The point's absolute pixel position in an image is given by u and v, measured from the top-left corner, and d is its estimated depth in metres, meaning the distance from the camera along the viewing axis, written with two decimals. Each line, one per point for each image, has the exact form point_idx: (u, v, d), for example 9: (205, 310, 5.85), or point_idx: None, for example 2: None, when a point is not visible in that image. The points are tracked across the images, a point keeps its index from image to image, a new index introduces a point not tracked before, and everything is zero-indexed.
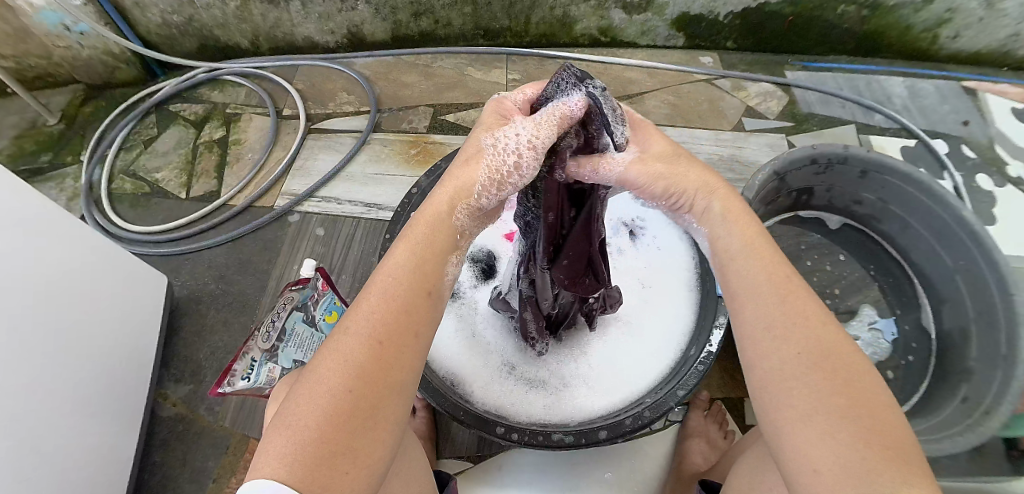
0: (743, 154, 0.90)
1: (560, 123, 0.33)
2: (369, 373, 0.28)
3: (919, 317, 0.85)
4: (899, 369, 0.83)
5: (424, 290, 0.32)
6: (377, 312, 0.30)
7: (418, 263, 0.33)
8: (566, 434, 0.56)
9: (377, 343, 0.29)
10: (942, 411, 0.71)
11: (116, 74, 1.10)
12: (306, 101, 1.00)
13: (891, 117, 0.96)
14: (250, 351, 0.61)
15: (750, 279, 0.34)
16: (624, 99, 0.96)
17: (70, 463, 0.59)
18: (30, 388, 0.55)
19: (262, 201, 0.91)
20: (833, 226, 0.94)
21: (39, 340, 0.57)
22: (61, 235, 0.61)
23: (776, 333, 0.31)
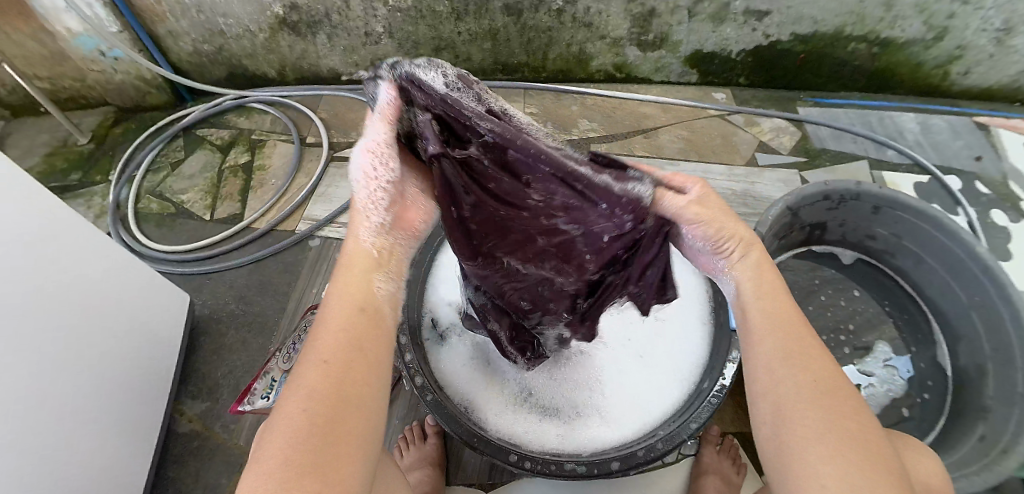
0: (756, 189, 0.91)
1: (388, 117, 0.35)
2: (325, 391, 0.28)
3: (936, 355, 0.84)
4: (915, 406, 0.81)
5: (359, 309, 0.33)
6: (323, 338, 0.31)
7: (354, 291, 0.34)
8: (578, 464, 0.57)
9: (326, 362, 0.29)
10: (958, 449, 0.69)
11: (147, 99, 1.15)
12: (330, 130, 1.03)
13: (903, 152, 0.97)
14: (271, 371, 0.69)
15: (760, 311, 0.37)
16: (639, 134, 0.98)
17: (80, 465, 0.60)
18: (43, 392, 0.56)
19: (283, 225, 0.93)
20: (846, 261, 0.94)
21: (51, 340, 0.58)
22: (71, 250, 0.61)
23: (768, 361, 0.34)
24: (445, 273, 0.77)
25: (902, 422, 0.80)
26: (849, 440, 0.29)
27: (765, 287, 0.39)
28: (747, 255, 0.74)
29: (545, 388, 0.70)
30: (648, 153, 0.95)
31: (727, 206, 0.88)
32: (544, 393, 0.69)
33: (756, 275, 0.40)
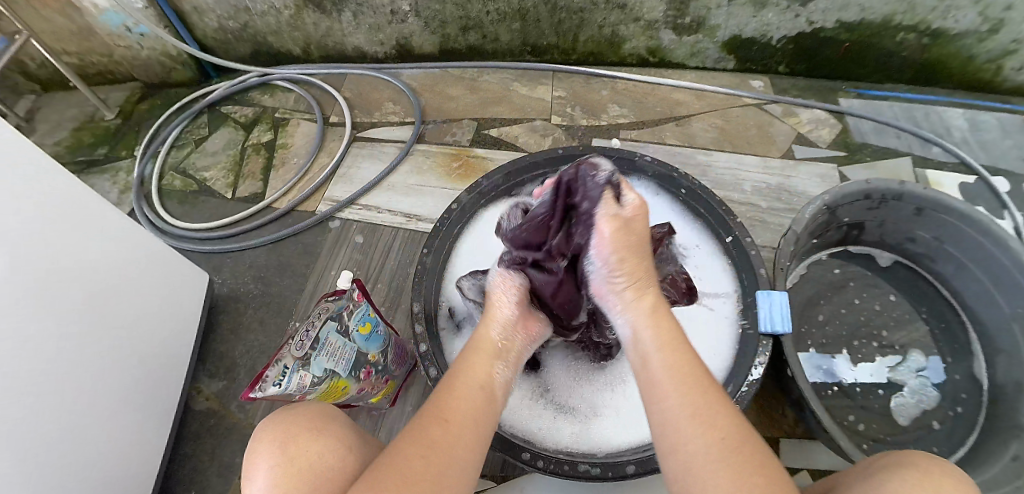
0: (792, 184, 0.87)
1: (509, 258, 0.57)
2: (439, 446, 0.36)
3: (971, 366, 0.78)
4: (947, 419, 0.74)
5: (480, 388, 0.42)
6: (445, 399, 0.40)
7: (472, 366, 0.44)
8: (592, 465, 0.56)
9: (441, 420, 0.38)
10: (988, 469, 0.65)
11: (173, 75, 1.15)
12: (353, 109, 1.02)
13: (949, 150, 0.92)
14: (284, 357, 0.53)
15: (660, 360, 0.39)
16: (671, 121, 0.94)
17: (98, 443, 0.61)
18: (66, 373, 0.57)
19: (304, 205, 0.93)
20: (884, 264, 0.87)
21: (74, 323, 0.58)
22: (79, 228, 0.59)
23: (673, 419, 0.35)
24: (463, 260, 0.71)
25: (932, 435, 0.73)
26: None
27: (670, 340, 0.41)
28: (781, 253, 0.66)
29: (561, 386, 0.67)
30: (679, 142, 0.92)
31: (760, 201, 0.85)
32: (560, 391, 0.66)
33: (654, 321, 0.43)
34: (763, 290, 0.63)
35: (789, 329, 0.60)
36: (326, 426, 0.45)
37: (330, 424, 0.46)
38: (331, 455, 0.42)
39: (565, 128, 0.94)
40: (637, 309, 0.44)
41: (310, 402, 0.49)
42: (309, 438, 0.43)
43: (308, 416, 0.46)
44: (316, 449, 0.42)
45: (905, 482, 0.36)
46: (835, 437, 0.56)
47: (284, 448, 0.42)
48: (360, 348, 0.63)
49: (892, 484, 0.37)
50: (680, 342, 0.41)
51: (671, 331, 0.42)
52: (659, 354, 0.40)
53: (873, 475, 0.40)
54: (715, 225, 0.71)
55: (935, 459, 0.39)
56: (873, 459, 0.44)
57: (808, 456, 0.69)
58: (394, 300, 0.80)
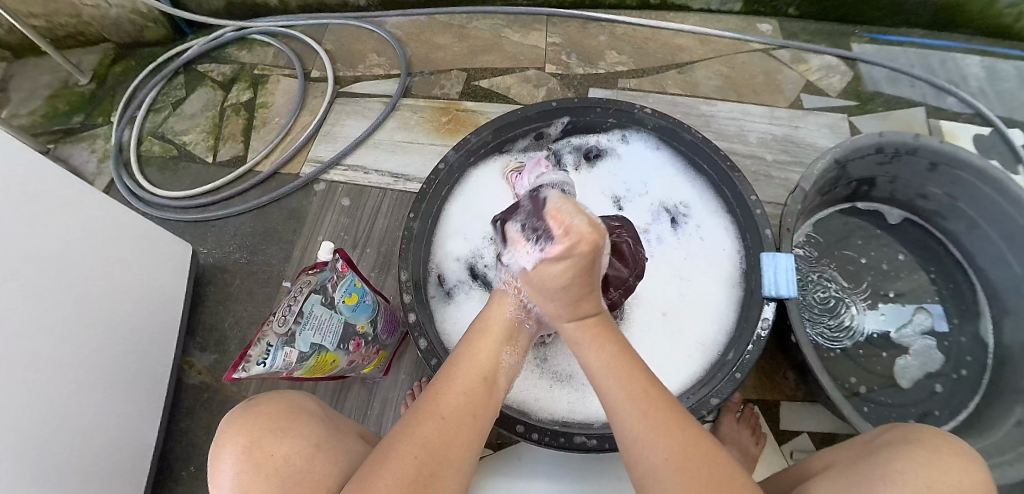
0: (799, 134, 0.82)
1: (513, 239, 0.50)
2: (435, 447, 0.34)
3: (978, 329, 0.75)
4: (949, 382, 0.73)
5: (481, 377, 0.40)
6: (444, 393, 0.37)
7: (476, 352, 0.41)
8: (589, 437, 0.52)
9: (442, 418, 0.35)
10: (991, 432, 0.64)
11: (146, 33, 1.08)
12: (335, 63, 0.96)
13: (966, 100, 0.87)
14: (265, 336, 0.51)
15: (615, 376, 0.38)
16: (673, 69, 0.89)
17: (89, 422, 0.60)
18: (53, 353, 0.55)
19: (288, 168, 0.88)
20: (893, 222, 0.83)
21: (58, 302, 0.56)
22: (54, 198, 0.56)
23: (641, 437, 0.35)
24: (452, 225, 0.68)
25: (934, 399, 0.72)
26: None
27: (609, 360, 0.40)
28: (788, 213, 0.60)
29: (560, 352, 0.63)
30: (681, 91, 0.87)
31: (766, 154, 0.81)
32: (558, 356, 0.62)
33: (599, 350, 0.41)
34: (766, 252, 0.58)
35: (794, 292, 0.55)
36: (292, 423, 0.39)
37: (297, 420, 0.40)
38: (300, 455, 0.37)
39: (560, 77, 0.89)
40: (577, 331, 0.42)
41: (275, 396, 0.42)
42: (272, 440, 0.37)
43: (271, 412, 0.40)
44: (284, 449, 0.37)
45: (918, 461, 0.34)
46: (840, 405, 0.54)
47: (248, 453, 0.37)
48: (347, 319, 0.59)
49: (900, 463, 0.35)
50: (625, 354, 0.40)
51: (612, 347, 0.41)
52: (601, 380, 0.39)
53: (880, 449, 0.38)
54: (719, 180, 0.65)
55: (950, 440, 0.37)
56: (877, 433, 0.42)
57: (810, 419, 0.68)
58: (384, 265, 0.77)
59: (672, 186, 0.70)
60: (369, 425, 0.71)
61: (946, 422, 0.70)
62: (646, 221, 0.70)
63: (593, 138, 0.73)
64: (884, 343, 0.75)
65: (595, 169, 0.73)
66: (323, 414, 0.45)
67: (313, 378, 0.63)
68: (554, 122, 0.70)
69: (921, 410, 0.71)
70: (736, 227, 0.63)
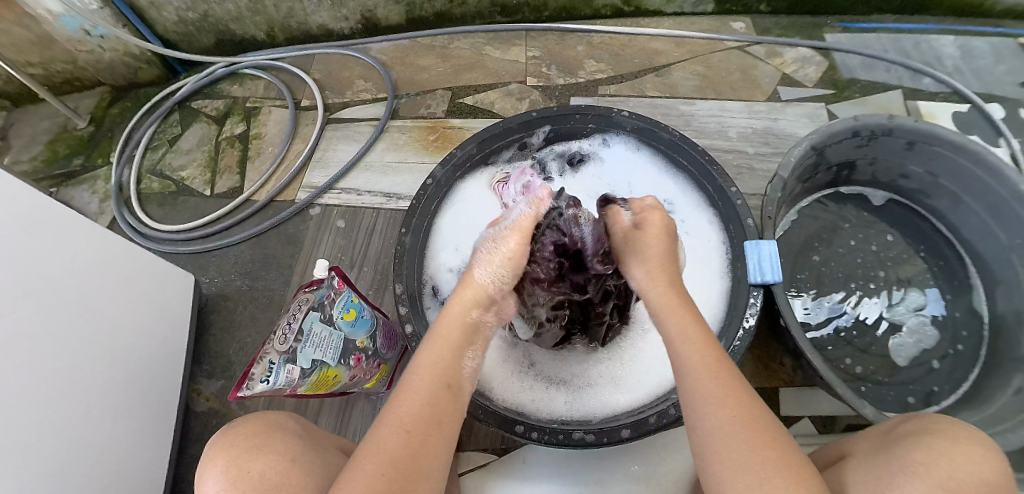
0: (778, 126, 0.85)
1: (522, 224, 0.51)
2: (401, 459, 0.35)
3: (972, 301, 0.76)
4: (947, 358, 0.73)
5: (444, 383, 0.41)
6: (405, 404, 0.38)
7: (438, 359, 0.42)
8: (587, 432, 0.53)
9: (406, 431, 0.36)
10: (992, 403, 0.65)
11: (140, 74, 1.11)
12: (324, 91, 0.99)
13: (941, 80, 0.88)
14: (267, 354, 0.56)
15: (688, 341, 0.41)
16: (651, 72, 0.91)
17: (103, 456, 0.61)
18: (64, 388, 0.57)
19: (283, 195, 0.91)
20: (878, 203, 0.84)
21: (71, 339, 0.58)
22: (62, 239, 0.58)
23: (712, 401, 0.37)
24: (443, 237, 0.69)
25: (933, 375, 0.72)
26: (766, 465, 0.32)
27: (692, 328, 0.43)
28: (767, 201, 0.62)
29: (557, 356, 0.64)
30: (660, 93, 0.89)
31: (747, 147, 0.83)
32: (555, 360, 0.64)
33: (675, 315, 0.44)
34: (750, 241, 0.60)
35: (779, 278, 0.56)
36: (271, 440, 0.42)
37: (277, 437, 0.42)
38: (276, 470, 0.39)
39: (542, 88, 0.91)
40: (659, 299, 0.46)
41: (256, 417, 0.45)
42: (250, 457, 0.40)
43: (249, 432, 0.42)
44: (261, 465, 0.39)
45: (932, 451, 0.36)
46: (837, 387, 0.54)
47: (227, 473, 0.39)
48: (347, 335, 0.61)
49: (918, 455, 0.36)
50: (702, 329, 0.43)
51: (690, 318, 0.44)
52: (681, 345, 0.42)
53: (901, 439, 0.39)
54: (699, 174, 0.67)
55: (963, 427, 0.38)
56: (895, 424, 0.43)
57: (810, 404, 0.69)
58: (382, 282, 0.79)
59: (656, 184, 0.72)
60: None
61: (947, 397, 0.70)
62: None
63: (576, 144, 0.75)
64: (878, 323, 0.76)
65: (579, 174, 0.76)
66: (307, 434, 0.47)
67: (319, 394, 0.64)
68: (536, 132, 0.73)
69: (923, 389, 0.71)
70: (719, 219, 0.65)
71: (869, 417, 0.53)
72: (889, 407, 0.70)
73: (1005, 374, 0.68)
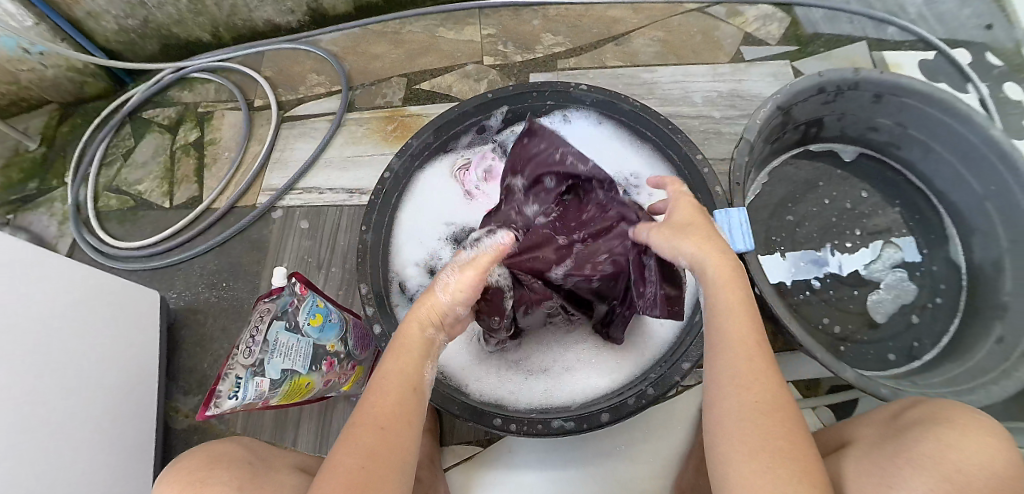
0: (744, 88, 0.84)
1: (499, 250, 0.49)
2: (377, 455, 0.34)
3: (948, 253, 0.77)
4: (926, 310, 0.74)
5: (410, 385, 0.40)
6: (378, 405, 0.38)
7: (404, 366, 0.41)
8: (566, 420, 0.52)
9: (381, 428, 0.36)
10: (975, 353, 0.66)
11: (86, 89, 1.06)
12: (277, 89, 0.95)
13: (906, 28, 0.87)
14: (232, 369, 0.54)
15: (724, 312, 0.39)
16: (609, 42, 0.89)
17: (87, 488, 0.59)
18: (42, 426, 0.55)
19: (244, 200, 0.88)
20: (848, 158, 0.84)
21: (44, 374, 0.56)
22: (23, 271, 0.55)
23: (736, 381, 0.36)
24: (405, 231, 0.67)
25: (912, 329, 0.73)
26: (774, 456, 0.31)
27: (733, 302, 0.39)
28: (736, 167, 0.61)
29: (535, 343, 0.62)
30: (621, 62, 0.87)
31: (713, 111, 0.82)
32: (531, 349, 0.62)
33: (727, 284, 0.40)
34: (719, 209, 0.59)
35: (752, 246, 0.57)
36: (211, 473, 0.41)
37: (217, 469, 0.41)
38: None
39: (500, 67, 0.89)
40: (715, 267, 0.41)
41: (198, 450, 0.45)
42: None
43: (190, 468, 0.41)
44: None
45: (939, 442, 0.36)
46: (815, 351, 0.54)
47: None
48: (316, 341, 0.60)
49: (926, 446, 0.36)
50: (748, 306, 0.40)
51: (743, 294, 0.40)
52: (719, 314, 0.39)
53: (909, 429, 0.40)
54: (663, 144, 0.66)
55: (979, 417, 0.38)
56: (901, 409, 0.45)
57: (794, 367, 0.71)
58: (350, 281, 0.78)
59: (622, 158, 0.71)
60: None
61: (928, 350, 0.71)
62: None
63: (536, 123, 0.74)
64: (855, 281, 0.76)
65: None
66: (255, 459, 0.46)
67: (293, 404, 0.63)
68: (493, 114, 0.71)
69: (902, 343, 0.72)
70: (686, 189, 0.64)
71: (848, 379, 0.53)
72: (868, 364, 0.71)
73: (983, 324, 0.69)
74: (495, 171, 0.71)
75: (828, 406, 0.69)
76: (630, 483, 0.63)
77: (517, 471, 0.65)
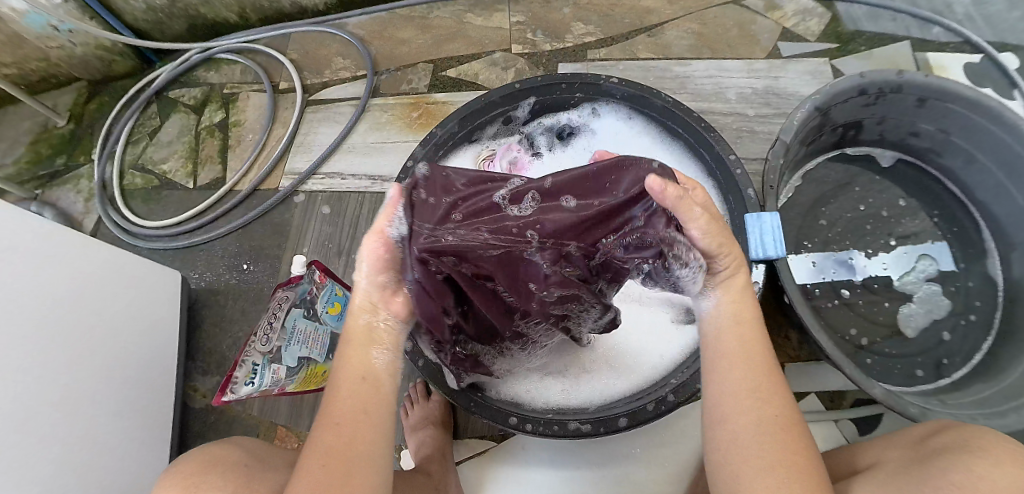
0: (779, 85, 0.81)
1: (394, 204, 0.34)
2: (335, 453, 0.32)
3: (987, 269, 0.73)
4: (958, 327, 0.71)
5: (360, 375, 0.36)
6: (333, 405, 0.35)
7: (349, 357, 0.37)
8: (583, 422, 0.52)
9: (335, 425, 0.34)
10: (1011, 374, 0.63)
11: (114, 67, 1.07)
12: (302, 71, 0.95)
13: (952, 29, 0.83)
14: (248, 356, 0.54)
15: (733, 331, 0.38)
16: (642, 33, 0.87)
17: (104, 461, 0.60)
18: (62, 401, 0.56)
19: (267, 183, 0.88)
20: (886, 164, 0.80)
21: (64, 350, 0.57)
22: (40, 247, 0.56)
23: (745, 394, 0.34)
24: None
25: (943, 346, 0.70)
26: (787, 470, 0.31)
27: (742, 321, 0.39)
28: (770, 169, 0.59)
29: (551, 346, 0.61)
30: (652, 54, 0.85)
31: (747, 109, 0.79)
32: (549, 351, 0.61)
33: (737, 299, 0.40)
34: (750, 212, 0.58)
35: (782, 252, 0.55)
36: (207, 475, 0.41)
37: (213, 470, 0.42)
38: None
39: (527, 56, 0.87)
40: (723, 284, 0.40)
41: (196, 454, 0.45)
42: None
43: (188, 471, 0.42)
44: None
45: (968, 473, 0.34)
46: (841, 365, 0.52)
47: None
48: (334, 330, 0.61)
49: (955, 476, 0.34)
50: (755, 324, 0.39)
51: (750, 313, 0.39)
52: (729, 331, 0.38)
53: (937, 457, 0.38)
54: (695, 142, 0.64)
55: (1007, 445, 0.36)
56: (927, 434, 0.43)
57: (818, 378, 0.69)
58: None
59: (652, 156, 0.69)
60: None
61: (959, 368, 0.68)
62: None
63: (564, 116, 0.72)
64: (887, 293, 0.73)
65: (569, 147, 0.72)
66: (252, 456, 0.46)
67: (310, 391, 0.63)
68: (520, 104, 0.69)
69: (932, 359, 0.69)
70: (718, 191, 0.62)
71: (876, 397, 0.51)
72: (896, 379, 0.68)
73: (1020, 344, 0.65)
74: (520, 163, 0.69)
75: (852, 420, 0.67)
76: (643, 488, 0.62)
77: (529, 470, 0.64)
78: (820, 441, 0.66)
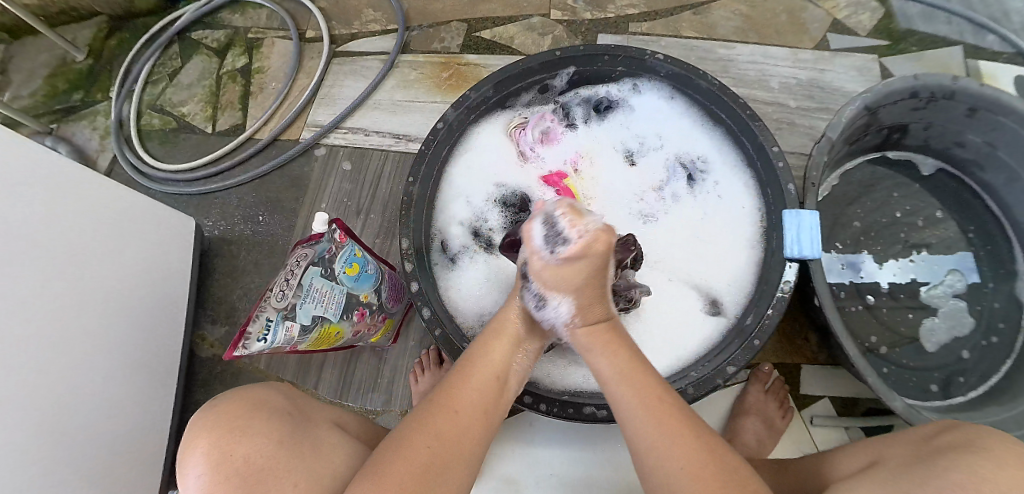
0: (825, 78, 0.77)
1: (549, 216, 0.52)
2: (444, 438, 0.35)
3: (1016, 290, 0.70)
4: (978, 347, 0.68)
5: (494, 375, 0.41)
6: (462, 390, 0.38)
7: (490, 348, 0.42)
8: (599, 408, 0.51)
9: (454, 411, 0.37)
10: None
11: (136, 3, 1.04)
12: (329, 21, 0.91)
13: (1008, 38, 0.79)
14: (263, 311, 0.52)
15: (617, 385, 0.39)
16: (687, 10, 0.83)
17: (107, 400, 0.60)
18: (66, 339, 0.55)
19: (287, 134, 0.86)
20: (926, 172, 0.77)
21: (71, 287, 0.56)
22: (50, 179, 0.54)
23: (657, 452, 0.34)
24: (455, 189, 0.66)
25: (959, 364, 0.68)
26: None
27: (620, 367, 0.40)
28: (812, 165, 0.55)
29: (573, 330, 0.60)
30: (696, 33, 0.81)
31: (789, 99, 0.76)
32: None
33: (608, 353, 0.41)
34: (787, 209, 0.55)
35: (818, 253, 0.52)
36: (253, 420, 0.40)
37: (259, 416, 0.40)
38: (263, 454, 0.38)
39: (566, 23, 0.84)
40: (588, 336, 0.43)
41: (239, 392, 0.43)
42: (233, 440, 0.38)
43: (233, 410, 0.40)
44: (247, 448, 0.38)
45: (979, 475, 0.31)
46: (864, 373, 0.50)
47: (211, 454, 0.38)
48: (349, 290, 0.59)
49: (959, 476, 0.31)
50: (635, 364, 0.40)
51: (623, 355, 0.41)
52: (613, 388, 0.39)
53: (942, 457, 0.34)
54: (738, 130, 0.61)
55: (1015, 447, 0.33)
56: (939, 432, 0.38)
57: (832, 383, 0.68)
58: (388, 231, 0.76)
59: (690, 139, 0.67)
60: (381, 393, 0.71)
61: (972, 388, 0.66)
62: (661, 178, 0.67)
63: (603, 89, 0.70)
64: (911, 304, 0.71)
65: (605, 122, 0.70)
66: (294, 408, 0.45)
67: (322, 349, 0.63)
68: (559, 74, 0.67)
69: (944, 374, 0.68)
70: (756, 183, 0.60)
71: (897, 410, 0.49)
72: (908, 392, 0.67)
73: None
74: (552, 134, 0.68)
75: (863, 428, 0.65)
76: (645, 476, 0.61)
77: (533, 447, 0.64)
78: (827, 444, 0.66)
